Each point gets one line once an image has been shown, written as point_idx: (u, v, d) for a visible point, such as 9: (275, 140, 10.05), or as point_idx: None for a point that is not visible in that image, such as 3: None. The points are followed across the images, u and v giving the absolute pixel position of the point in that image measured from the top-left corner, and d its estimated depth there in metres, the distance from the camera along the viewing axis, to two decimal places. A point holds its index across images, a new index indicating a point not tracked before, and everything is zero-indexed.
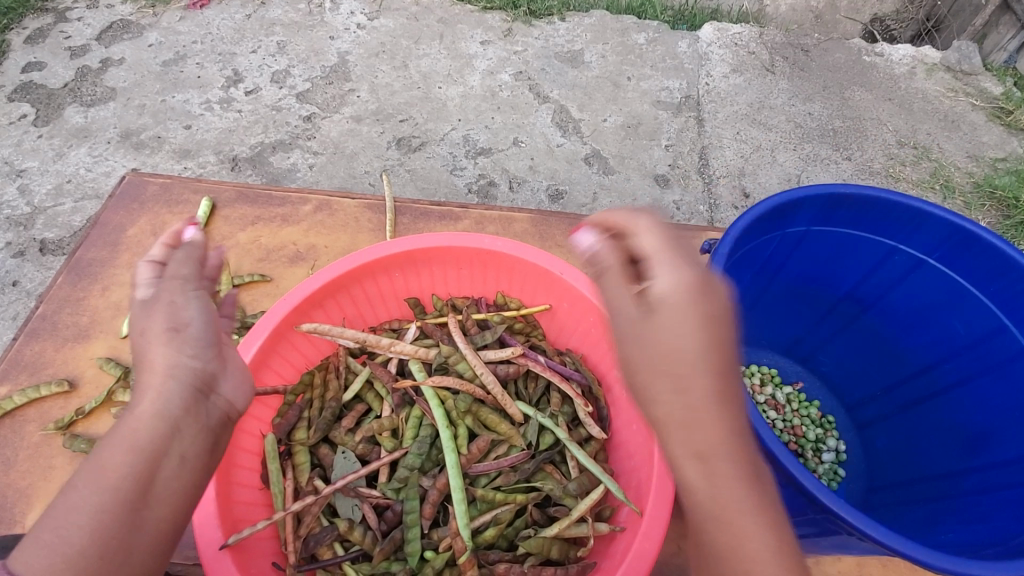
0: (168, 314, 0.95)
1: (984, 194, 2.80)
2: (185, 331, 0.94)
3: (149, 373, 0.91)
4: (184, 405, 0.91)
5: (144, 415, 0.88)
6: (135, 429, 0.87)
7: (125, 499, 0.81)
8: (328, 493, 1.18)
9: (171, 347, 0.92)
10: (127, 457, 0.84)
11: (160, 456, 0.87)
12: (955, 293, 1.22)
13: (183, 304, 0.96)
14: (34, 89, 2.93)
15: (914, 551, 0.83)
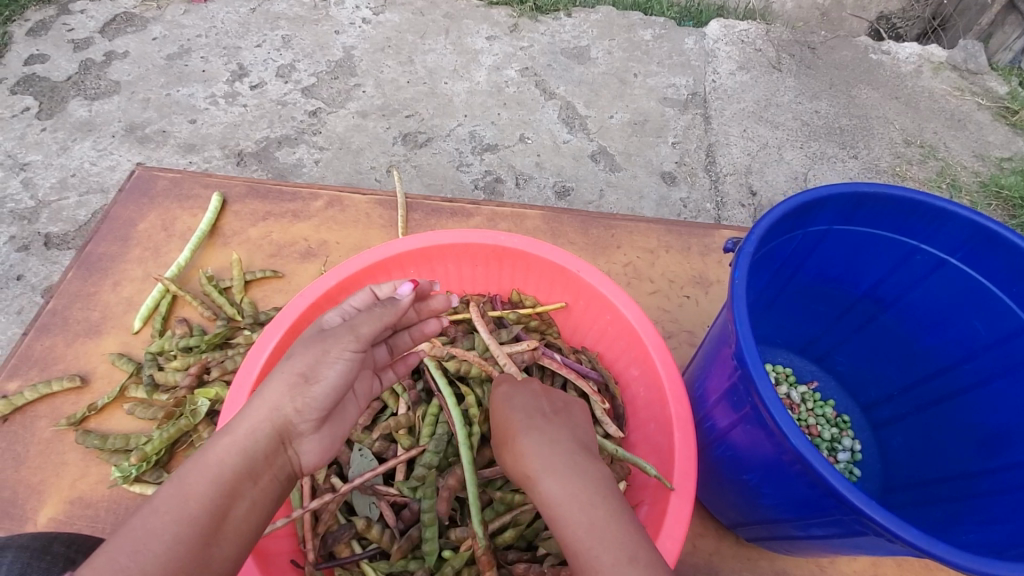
0: (314, 360, 0.99)
1: (991, 194, 2.79)
2: (312, 386, 0.98)
3: (263, 407, 0.96)
4: (271, 454, 0.95)
5: (238, 451, 0.92)
6: (222, 462, 0.91)
7: (198, 533, 0.85)
8: (345, 491, 1.15)
9: (286, 397, 0.96)
10: (209, 490, 0.88)
11: (237, 498, 0.90)
12: (977, 292, 1.21)
13: (327, 359, 1.00)
14: (37, 82, 2.90)
15: (946, 553, 0.82)
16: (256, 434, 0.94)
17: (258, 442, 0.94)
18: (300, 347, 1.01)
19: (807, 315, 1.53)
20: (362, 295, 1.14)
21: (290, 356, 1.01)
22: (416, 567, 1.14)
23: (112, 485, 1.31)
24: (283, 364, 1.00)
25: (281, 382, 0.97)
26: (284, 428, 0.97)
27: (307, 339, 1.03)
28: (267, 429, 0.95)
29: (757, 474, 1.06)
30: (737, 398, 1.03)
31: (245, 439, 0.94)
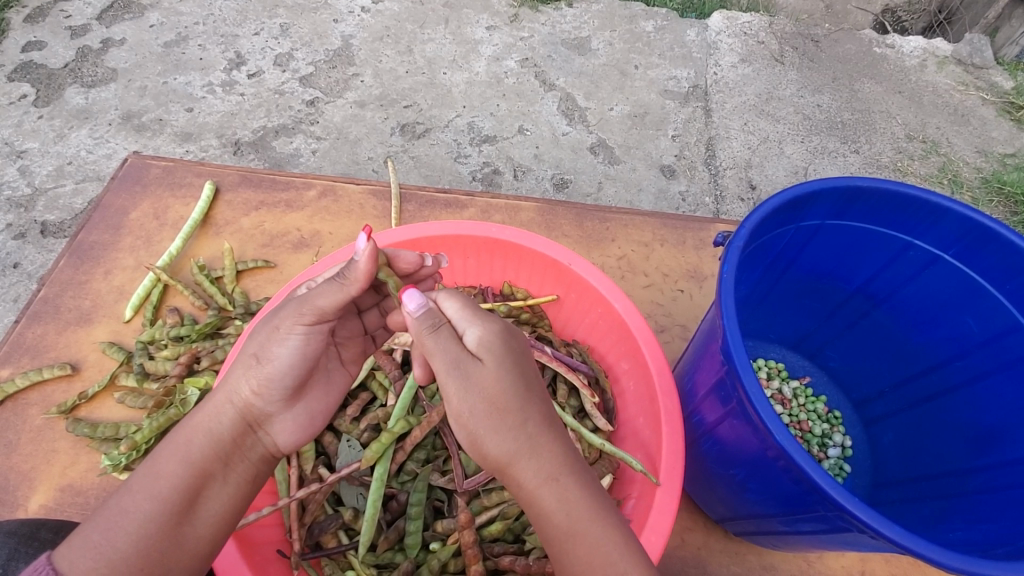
0: (264, 341, 0.94)
1: (993, 190, 2.77)
2: (265, 367, 0.94)
3: (220, 393, 0.94)
4: (234, 433, 0.94)
5: (205, 434, 0.92)
6: (189, 442, 0.91)
7: (170, 513, 0.86)
8: (333, 481, 1.15)
9: (239, 379, 0.94)
10: (178, 472, 0.88)
11: (208, 480, 0.90)
12: (970, 290, 1.21)
13: (285, 337, 0.94)
14: (34, 69, 2.89)
15: (929, 551, 0.81)
16: (219, 418, 0.93)
17: (222, 423, 0.93)
18: (260, 325, 0.98)
19: (800, 311, 1.52)
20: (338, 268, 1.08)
21: (251, 337, 0.99)
22: (402, 559, 1.14)
23: (102, 473, 1.31)
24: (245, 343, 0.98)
25: (237, 364, 0.95)
26: (243, 408, 0.94)
27: (267, 317, 1.00)
28: (226, 411, 0.94)
29: (742, 470, 1.06)
30: (724, 393, 1.03)
31: (208, 422, 0.93)
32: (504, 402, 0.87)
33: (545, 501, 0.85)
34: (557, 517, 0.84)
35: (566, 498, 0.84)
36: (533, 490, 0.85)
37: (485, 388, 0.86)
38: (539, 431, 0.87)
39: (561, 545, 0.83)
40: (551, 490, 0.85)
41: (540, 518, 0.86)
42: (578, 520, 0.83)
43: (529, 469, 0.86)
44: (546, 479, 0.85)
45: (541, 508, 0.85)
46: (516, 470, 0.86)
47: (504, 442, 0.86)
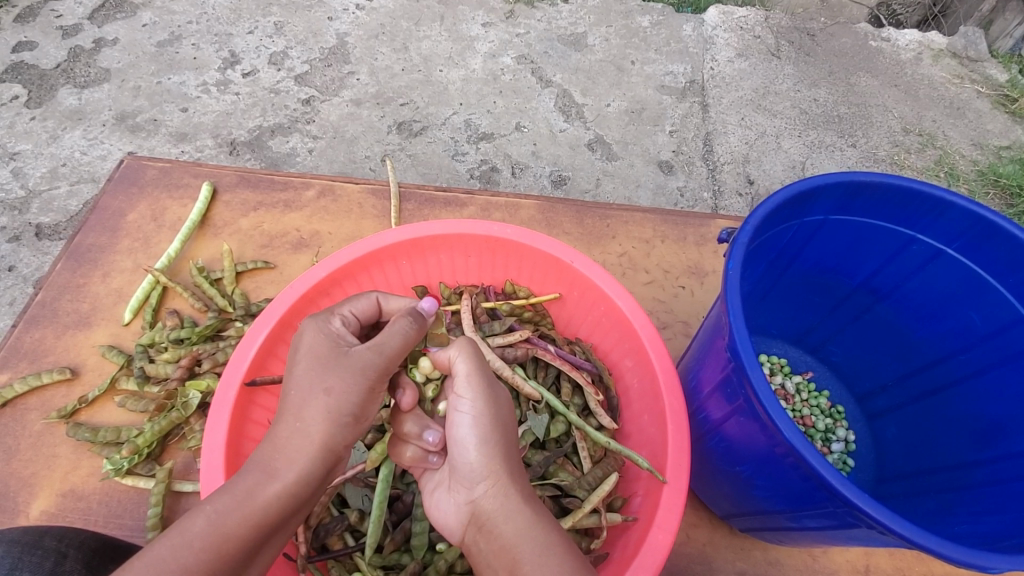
0: (362, 400, 0.92)
1: (988, 182, 2.78)
2: (359, 425, 0.93)
3: (308, 448, 0.89)
4: (316, 493, 0.91)
5: (285, 498, 0.86)
6: (267, 501, 0.85)
7: (231, 571, 0.80)
8: (337, 483, 1.14)
9: (335, 438, 0.90)
10: (251, 534, 0.82)
11: (272, 537, 0.86)
12: (973, 283, 1.21)
13: (373, 396, 0.94)
14: (26, 70, 2.86)
15: (936, 545, 0.81)
16: (305, 477, 0.88)
17: (307, 485, 0.88)
18: (338, 378, 0.91)
19: (801, 307, 1.52)
20: (365, 303, 1.07)
21: (323, 390, 0.91)
22: (409, 560, 1.14)
23: (104, 478, 1.31)
24: (318, 396, 0.90)
25: (324, 418, 0.89)
26: (331, 468, 0.92)
27: (334, 365, 0.93)
28: (319, 472, 0.90)
29: (749, 466, 1.06)
30: (731, 390, 1.02)
31: (293, 485, 0.87)
32: (499, 431, 0.94)
33: (514, 521, 0.87)
34: (532, 533, 0.85)
35: (542, 517, 0.88)
36: (511, 507, 0.88)
37: (498, 412, 0.95)
38: (517, 464, 0.94)
39: (530, 559, 0.83)
40: (528, 508, 0.88)
41: (509, 539, 0.86)
42: (554, 538, 0.85)
43: (512, 486, 0.90)
44: (526, 499, 0.89)
45: (512, 528, 0.86)
46: (495, 487, 0.90)
47: (497, 461, 0.91)
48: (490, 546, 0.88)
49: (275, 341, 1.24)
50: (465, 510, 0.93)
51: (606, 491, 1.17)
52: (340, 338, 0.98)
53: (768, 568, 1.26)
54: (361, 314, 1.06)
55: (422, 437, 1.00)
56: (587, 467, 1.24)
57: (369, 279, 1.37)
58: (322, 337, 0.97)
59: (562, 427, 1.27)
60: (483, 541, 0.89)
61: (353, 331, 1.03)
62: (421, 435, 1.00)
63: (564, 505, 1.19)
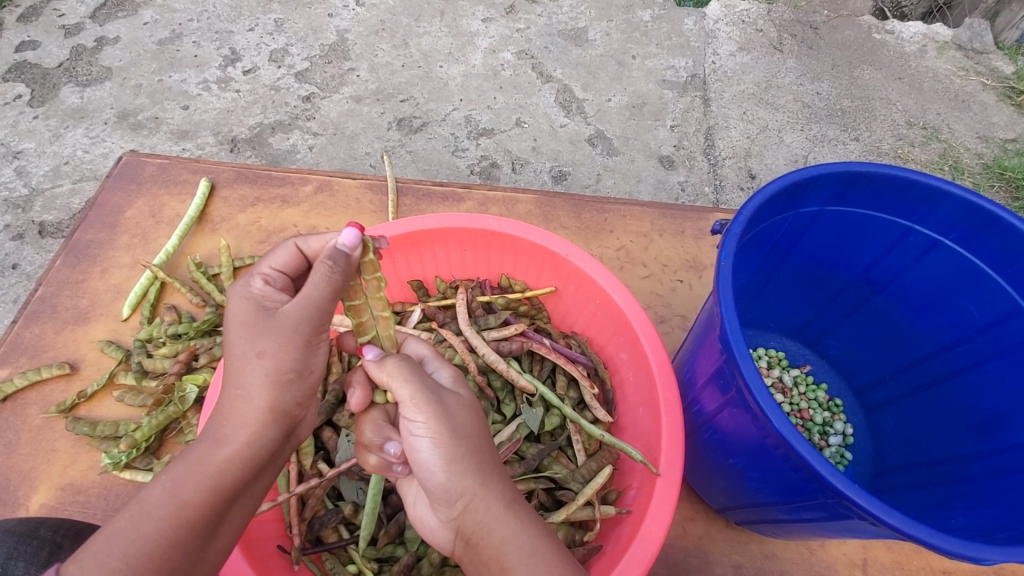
0: (300, 355, 0.89)
1: (994, 175, 2.75)
2: (304, 381, 0.91)
3: (255, 412, 0.87)
4: (276, 451, 0.91)
5: (241, 460, 0.86)
6: (221, 466, 0.84)
7: (198, 535, 0.82)
8: (331, 476, 1.15)
9: (284, 397, 0.88)
10: (210, 499, 0.83)
11: (237, 498, 0.87)
12: (971, 274, 1.20)
13: (311, 351, 0.90)
14: (28, 69, 2.87)
15: (927, 536, 0.81)
16: (259, 438, 0.87)
17: (261, 447, 0.88)
18: (270, 341, 0.87)
19: (798, 299, 1.52)
20: (286, 252, 0.97)
21: (255, 354, 0.87)
22: (403, 552, 1.14)
23: (103, 472, 1.32)
24: (252, 361, 0.87)
25: (267, 381, 0.87)
26: (288, 427, 0.91)
27: (263, 327, 0.88)
28: (272, 432, 0.89)
29: (743, 458, 1.06)
30: (723, 381, 1.02)
31: (247, 447, 0.86)
32: (467, 439, 0.88)
33: (496, 536, 0.85)
34: (517, 543, 0.84)
35: (524, 526, 0.86)
36: (494, 520, 0.86)
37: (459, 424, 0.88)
38: (494, 471, 0.89)
39: (517, 570, 0.82)
40: (511, 521, 0.86)
41: (497, 550, 0.85)
42: (537, 545, 0.85)
43: (491, 497, 0.87)
44: (506, 511, 0.87)
45: (495, 540, 0.85)
46: (474, 501, 0.86)
47: (469, 475, 0.87)
48: (477, 557, 0.87)
49: None
50: (449, 526, 0.91)
51: (601, 484, 1.17)
52: (268, 300, 0.91)
53: (764, 562, 1.26)
54: (285, 266, 0.97)
55: (383, 450, 0.93)
56: (582, 460, 1.24)
57: None
58: (247, 304, 0.90)
59: (556, 420, 1.27)
60: (470, 554, 0.89)
61: (280, 289, 0.95)
62: (382, 446, 0.93)
63: (559, 498, 1.19)
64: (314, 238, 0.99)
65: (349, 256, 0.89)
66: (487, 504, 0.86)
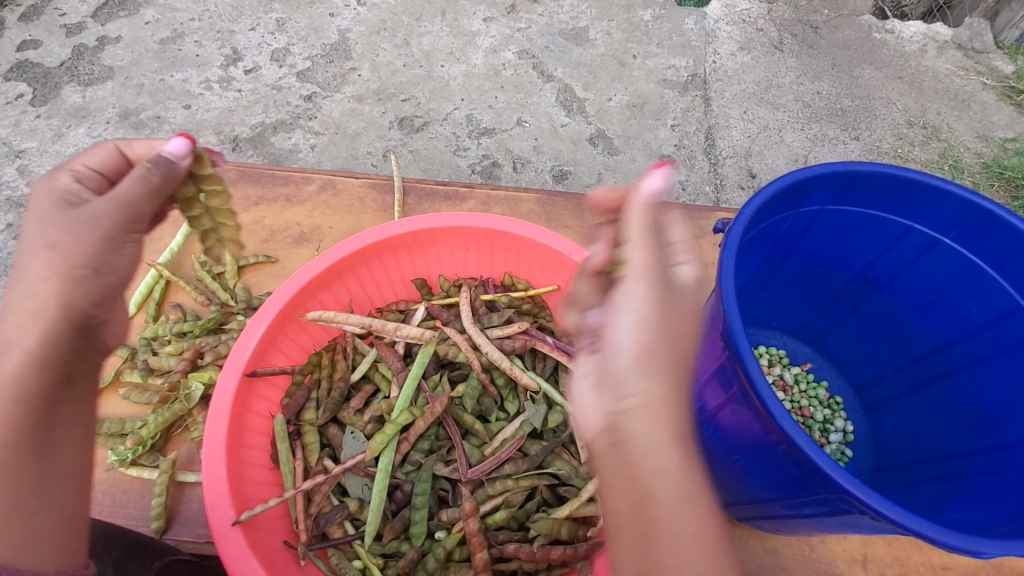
0: (99, 252, 0.86)
1: (994, 174, 2.77)
2: (105, 280, 0.87)
3: (47, 309, 0.83)
4: (80, 355, 0.86)
5: (37, 367, 0.81)
6: (27, 371, 0.81)
7: (20, 446, 0.80)
8: (338, 472, 1.18)
9: (73, 293, 0.84)
10: (23, 410, 0.80)
11: (58, 407, 0.84)
12: (970, 273, 1.21)
13: (112, 248, 0.88)
14: (30, 69, 2.88)
15: (928, 530, 0.82)
16: (51, 340, 0.83)
17: (59, 346, 0.83)
18: (64, 231, 0.86)
19: (799, 298, 1.53)
20: (103, 152, 0.99)
21: (43, 245, 0.85)
22: (408, 548, 1.15)
23: (110, 468, 1.33)
24: (42, 253, 0.84)
25: (53, 275, 0.84)
26: (87, 329, 0.87)
27: (58, 218, 0.87)
28: (63, 336, 0.84)
29: (745, 454, 1.07)
30: (726, 379, 1.03)
31: (44, 350, 0.82)
32: (673, 338, 0.77)
33: (668, 455, 0.73)
34: (671, 480, 0.72)
35: (691, 461, 0.74)
36: (660, 442, 0.73)
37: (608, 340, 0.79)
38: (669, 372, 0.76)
39: (667, 511, 0.72)
40: (678, 448, 0.74)
41: (650, 475, 0.73)
42: (688, 484, 0.73)
43: (668, 418, 0.74)
44: (680, 431, 0.75)
45: (656, 463, 0.72)
46: (647, 412, 0.74)
47: (653, 379, 0.75)
48: (620, 467, 0.75)
49: (275, 334, 1.25)
50: (603, 419, 0.77)
51: None
52: (71, 194, 0.91)
53: (765, 557, 1.27)
54: (101, 166, 0.98)
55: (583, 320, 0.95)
56: (584, 457, 1.25)
57: (370, 272, 1.40)
58: (43, 193, 0.91)
59: (559, 418, 1.28)
60: (614, 463, 0.76)
61: (91, 189, 0.96)
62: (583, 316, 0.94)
63: (562, 494, 1.20)
64: (135, 141, 1.02)
65: (166, 160, 0.95)
66: (652, 426, 0.74)
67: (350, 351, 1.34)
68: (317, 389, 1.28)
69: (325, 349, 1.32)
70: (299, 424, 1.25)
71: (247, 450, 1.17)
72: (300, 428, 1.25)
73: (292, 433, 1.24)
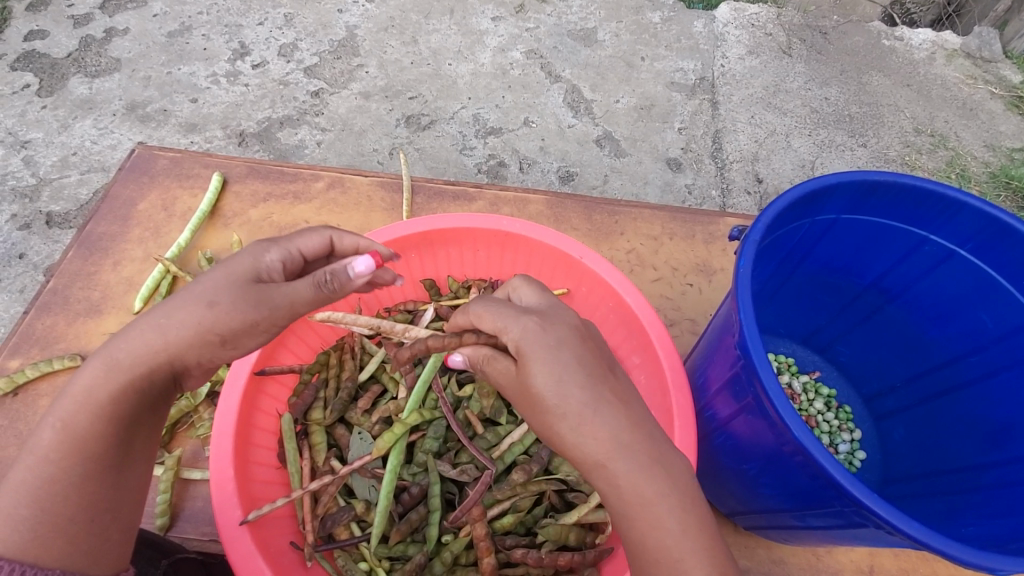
0: (240, 329, 0.92)
1: (1000, 184, 2.75)
2: (225, 351, 0.93)
3: (163, 353, 0.90)
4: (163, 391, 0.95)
5: (133, 399, 0.91)
6: (119, 404, 0.90)
7: (105, 467, 0.90)
8: (345, 474, 1.17)
9: (193, 350, 0.91)
10: (107, 435, 0.90)
11: (135, 434, 0.94)
12: (986, 285, 1.20)
13: (250, 327, 0.93)
14: (37, 59, 2.87)
15: (944, 545, 0.81)
16: (151, 377, 0.91)
17: (153, 384, 0.92)
18: (226, 295, 0.92)
19: (811, 306, 1.52)
20: (317, 240, 1.06)
21: (209, 303, 0.91)
22: (416, 551, 1.15)
23: None
24: (202, 308, 0.90)
25: (193, 328, 0.90)
26: (178, 373, 0.94)
27: (236, 288, 0.93)
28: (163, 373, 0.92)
29: (757, 464, 1.06)
30: (740, 388, 1.02)
31: (144, 384, 0.91)
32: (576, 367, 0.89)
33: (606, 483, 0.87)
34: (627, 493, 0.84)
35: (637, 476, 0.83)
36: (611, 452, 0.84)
37: (561, 334, 0.90)
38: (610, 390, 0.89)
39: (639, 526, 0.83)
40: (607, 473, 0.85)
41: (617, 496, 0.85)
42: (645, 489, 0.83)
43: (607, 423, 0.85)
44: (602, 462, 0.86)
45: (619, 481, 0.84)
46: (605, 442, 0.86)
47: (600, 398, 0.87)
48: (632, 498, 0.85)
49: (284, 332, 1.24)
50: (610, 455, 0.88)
51: None
52: (267, 273, 0.98)
53: (771, 566, 1.26)
54: (309, 252, 1.05)
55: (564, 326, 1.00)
56: None
57: None
58: (249, 261, 0.98)
59: None
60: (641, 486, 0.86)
61: (288, 268, 1.03)
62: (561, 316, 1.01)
63: (570, 499, 1.20)
64: (349, 237, 1.11)
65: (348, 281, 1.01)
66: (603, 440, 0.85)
67: (358, 350, 1.35)
68: (325, 389, 1.28)
69: (333, 349, 1.32)
70: (306, 423, 1.25)
71: (254, 447, 1.16)
72: (307, 427, 1.25)
73: (299, 432, 1.24)
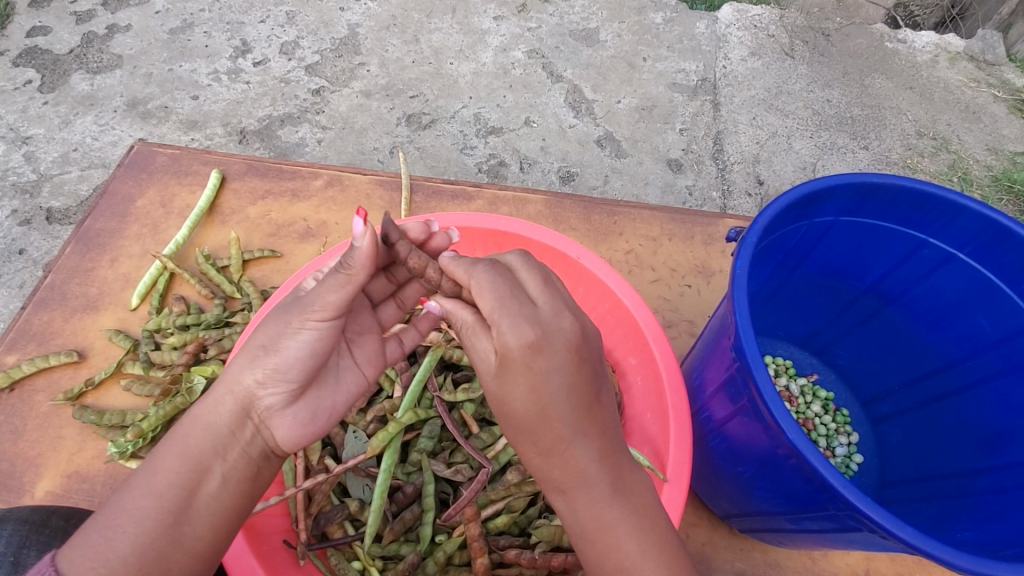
0: (276, 334, 0.90)
1: (1002, 188, 2.74)
2: (271, 357, 0.90)
3: (224, 381, 0.91)
4: (235, 426, 0.91)
5: (202, 430, 0.90)
6: (190, 437, 0.90)
7: (170, 510, 0.86)
8: (339, 472, 1.14)
9: (246, 370, 0.90)
10: (176, 468, 0.88)
11: (207, 475, 0.89)
12: (985, 289, 1.20)
13: (292, 334, 0.90)
14: (39, 55, 2.87)
15: (937, 550, 0.80)
16: (217, 407, 0.91)
17: (220, 416, 0.90)
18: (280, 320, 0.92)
19: (810, 309, 1.52)
20: None
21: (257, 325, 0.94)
22: (409, 551, 1.14)
23: (110, 460, 1.32)
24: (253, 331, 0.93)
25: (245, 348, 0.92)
26: (247, 401, 0.91)
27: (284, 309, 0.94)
28: (229, 402, 0.91)
29: (752, 467, 1.06)
30: (736, 390, 1.02)
31: (210, 414, 0.91)
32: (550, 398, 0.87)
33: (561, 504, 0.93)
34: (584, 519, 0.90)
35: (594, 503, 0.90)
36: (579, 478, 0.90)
37: (557, 361, 0.85)
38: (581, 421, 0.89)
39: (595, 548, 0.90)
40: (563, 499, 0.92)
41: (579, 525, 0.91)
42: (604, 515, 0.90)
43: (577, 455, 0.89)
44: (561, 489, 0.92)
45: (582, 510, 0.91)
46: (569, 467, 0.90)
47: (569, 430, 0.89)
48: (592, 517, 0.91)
49: None
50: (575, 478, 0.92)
51: None
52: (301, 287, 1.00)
53: (766, 570, 1.26)
54: None
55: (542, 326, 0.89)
56: None
57: None
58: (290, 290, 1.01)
59: None
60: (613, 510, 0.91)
61: None
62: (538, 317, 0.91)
63: None
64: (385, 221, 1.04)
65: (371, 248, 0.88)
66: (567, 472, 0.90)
67: None
68: None
69: None
70: None
71: None
72: None
73: None
